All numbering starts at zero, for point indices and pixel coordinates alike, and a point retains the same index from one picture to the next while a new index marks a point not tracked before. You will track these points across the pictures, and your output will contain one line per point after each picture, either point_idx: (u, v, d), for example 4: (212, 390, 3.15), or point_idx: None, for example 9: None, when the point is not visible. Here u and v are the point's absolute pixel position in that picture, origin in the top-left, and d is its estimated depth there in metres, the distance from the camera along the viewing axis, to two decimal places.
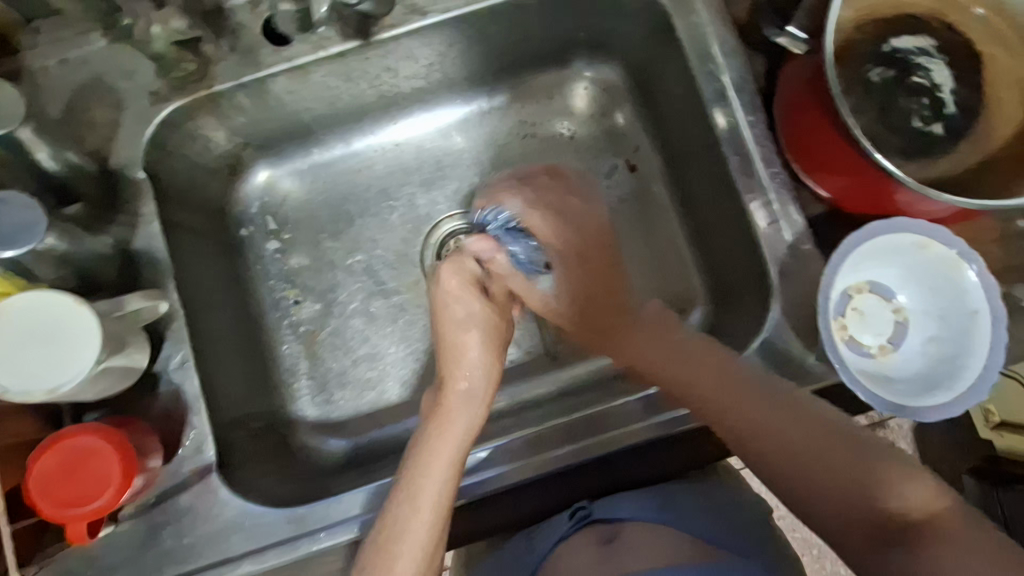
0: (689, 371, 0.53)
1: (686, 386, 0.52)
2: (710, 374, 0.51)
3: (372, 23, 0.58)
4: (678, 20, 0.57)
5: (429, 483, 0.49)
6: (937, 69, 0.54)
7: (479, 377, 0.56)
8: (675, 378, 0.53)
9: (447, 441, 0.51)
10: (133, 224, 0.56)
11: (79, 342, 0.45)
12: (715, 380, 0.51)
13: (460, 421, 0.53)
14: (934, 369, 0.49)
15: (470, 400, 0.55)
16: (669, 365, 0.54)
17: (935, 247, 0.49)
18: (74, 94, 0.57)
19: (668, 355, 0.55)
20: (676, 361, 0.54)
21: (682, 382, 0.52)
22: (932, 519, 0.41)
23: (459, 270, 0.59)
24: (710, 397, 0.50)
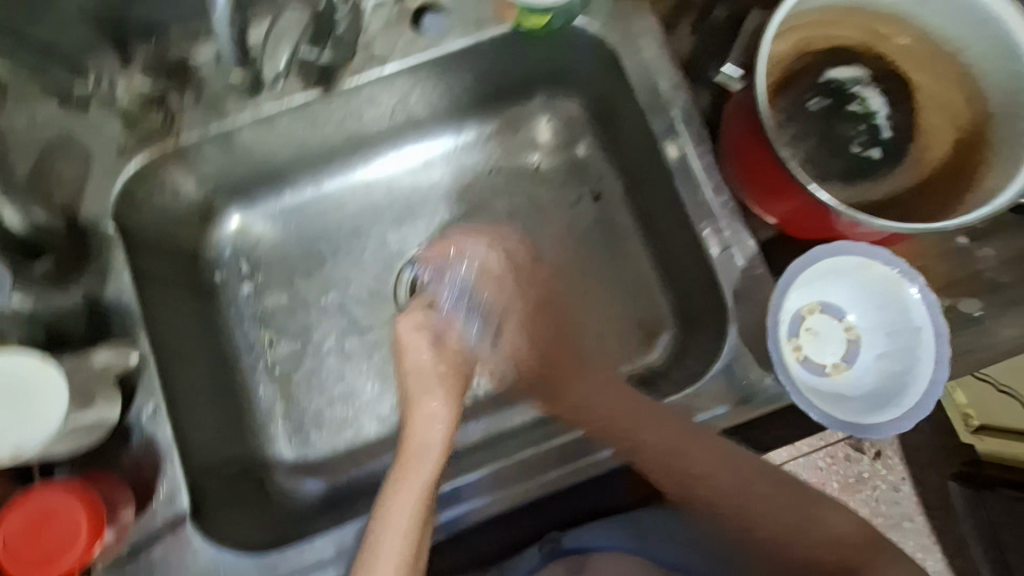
0: (641, 430, 0.55)
1: (643, 433, 0.56)
2: (660, 433, 0.55)
3: (334, 73, 0.60)
4: (627, 58, 0.60)
5: (389, 541, 0.49)
6: (871, 97, 0.57)
7: (441, 424, 0.57)
8: (626, 436, 0.56)
9: (408, 491, 0.51)
10: (102, 277, 0.56)
11: (47, 399, 0.46)
12: (676, 429, 0.55)
13: (423, 467, 0.53)
14: (885, 386, 0.51)
15: (433, 444, 0.55)
16: (619, 421, 0.56)
17: (877, 267, 0.51)
18: (39, 153, 0.57)
19: (616, 408, 0.58)
20: (622, 418, 0.57)
21: (634, 440, 0.55)
22: (854, 538, 0.53)
23: (416, 326, 0.63)
24: (659, 452, 0.55)
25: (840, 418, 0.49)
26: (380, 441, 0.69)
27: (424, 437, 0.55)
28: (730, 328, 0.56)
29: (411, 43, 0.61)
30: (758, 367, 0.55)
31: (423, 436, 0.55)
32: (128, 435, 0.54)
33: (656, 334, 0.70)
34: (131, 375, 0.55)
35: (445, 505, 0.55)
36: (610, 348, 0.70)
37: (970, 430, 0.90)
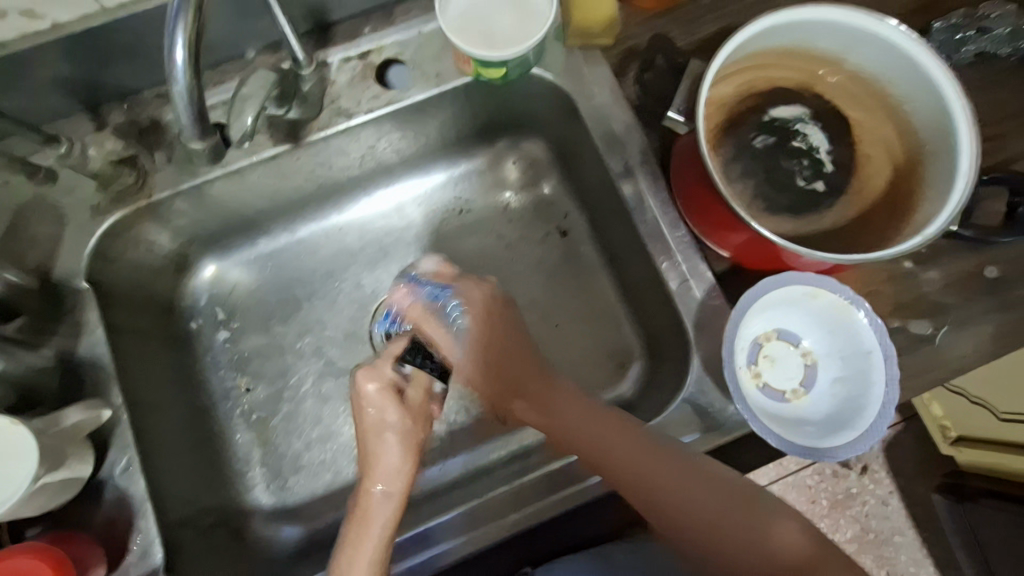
0: (609, 446, 0.54)
1: (597, 456, 0.55)
2: (628, 451, 0.53)
3: (302, 127, 0.62)
4: (582, 104, 0.63)
5: None
6: (813, 134, 0.60)
7: (395, 468, 0.54)
8: (595, 456, 0.55)
9: (366, 538, 0.50)
10: (76, 334, 0.57)
11: (16, 459, 0.46)
12: (628, 449, 0.54)
13: (381, 512, 0.51)
14: (842, 409, 0.52)
15: (386, 497, 0.52)
16: (587, 440, 0.56)
17: (824, 294, 0.53)
18: (13, 215, 0.59)
19: (588, 428, 0.57)
20: (591, 437, 0.56)
21: (601, 458, 0.54)
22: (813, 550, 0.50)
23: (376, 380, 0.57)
24: (628, 471, 0.53)
25: (799, 443, 0.50)
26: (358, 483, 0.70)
27: (386, 479, 0.53)
28: (692, 358, 0.58)
29: (375, 97, 0.64)
30: (721, 395, 0.57)
31: (381, 479, 0.53)
32: (101, 491, 0.54)
33: (627, 364, 0.71)
34: (103, 431, 0.55)
35: (419, 547, 0.55)
36: (583, 380, 0.71)
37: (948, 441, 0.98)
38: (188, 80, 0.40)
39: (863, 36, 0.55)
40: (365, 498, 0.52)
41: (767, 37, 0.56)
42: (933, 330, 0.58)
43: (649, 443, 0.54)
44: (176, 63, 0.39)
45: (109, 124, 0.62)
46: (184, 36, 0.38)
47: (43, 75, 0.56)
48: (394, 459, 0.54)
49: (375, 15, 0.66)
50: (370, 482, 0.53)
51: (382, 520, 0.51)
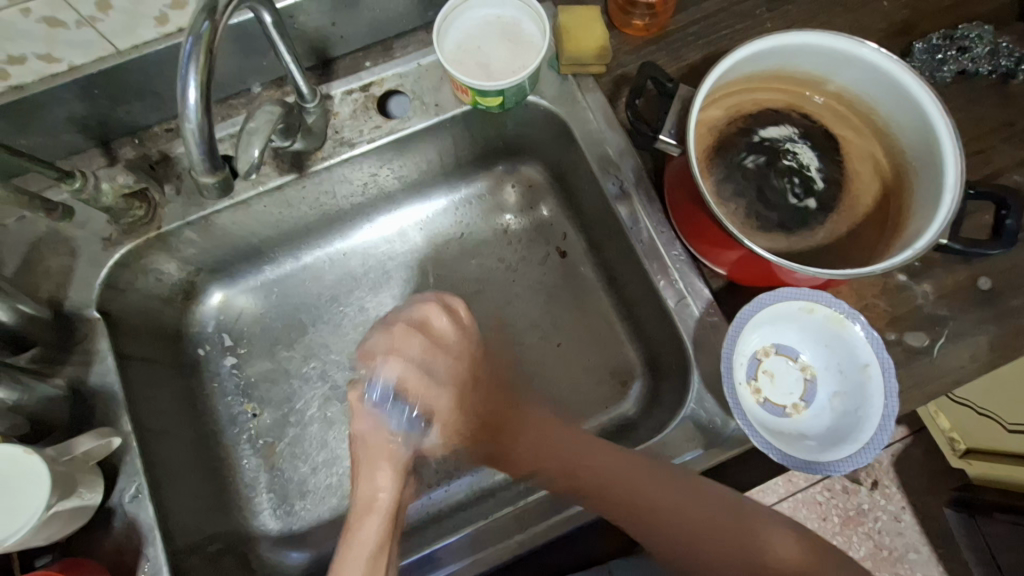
0: (606, 469, 0.55)
1: (582, 465, 0.56)
2: (625, 470, 0.54)
3: (306, 158, 0.64)
4: (577, 129, 0.65)
5: None
6: (802, 152, 0.62)
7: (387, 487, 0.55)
8: (592, 480, 0.55)
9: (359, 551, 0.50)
10: (87, 363, 0.59)
11: (28, 489, 0.45)
12: (610, 457, 0.56)
13: (375, 528, 0.52)
14: (840, 422, 0.53)
15: (376, 509, 0.53)
16: (583, 463, 0.56)
17: (818, 309, 0.54)
18: (30, 248, 0.61)
19: (581, 454, 0.57)
20: (586, 460, 0.56)
21: (598, 482, 0.55)
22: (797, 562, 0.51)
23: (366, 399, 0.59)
24: (625, 490, 0.54)
25: (801, 458, 0.50)
26: None
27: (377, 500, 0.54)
28: (692, 374, 0.59)
29: (376, 127, 0.66)
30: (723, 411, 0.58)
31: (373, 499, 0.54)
32: (111, 518, 0.55)
33: (629, 382, 0.72)
34: (114, 458, 0.56)
35: (424, 570, 0.56)
36: (585, 399, 0.72)
37: (958, 454, 1.00)
38: (201, 118, 0.42)
39: (844, 60, 0.57)
40: (360, 517, 0.53)
41: (754, 62, 0.58)
42: (930, 342, 0.59)
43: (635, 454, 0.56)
44: (188, 101, 0.41)
45: (120, 158, 0.65)
46: (195, 79, 0.40)
47: (59, 114, 0.59)
48: (388, 482, 0.55)
49: (376, 50, 0.69)
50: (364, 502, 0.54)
51: (377, 535, 0.51)
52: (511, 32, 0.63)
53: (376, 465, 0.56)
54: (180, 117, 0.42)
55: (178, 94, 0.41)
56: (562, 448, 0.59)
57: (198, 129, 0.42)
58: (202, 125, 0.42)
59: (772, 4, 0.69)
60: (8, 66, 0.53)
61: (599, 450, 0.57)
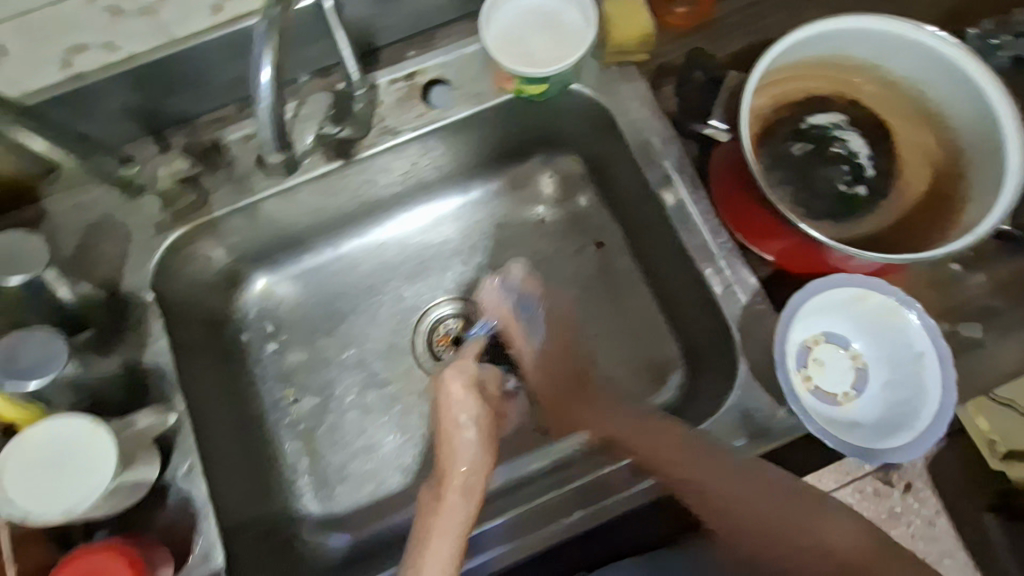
0: (668, 450, 0.55)
1: (650, 450, 0.56)
2: (701, 463, 0.54)
3: (351, 145, 0.65)
4: (619, 117, 0.65)
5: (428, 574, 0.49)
6: (852, 139, 0.61)
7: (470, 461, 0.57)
8: (669, 467, 0.55)
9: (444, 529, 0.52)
10: (139, 345, 0.60)
11: (94, 461, 0.47)
12: (675, 442, 0.56)
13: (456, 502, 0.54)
14: (892, 412, 0.52)
15: (468, 492, 0.55)
16: (649, 447, 0.57)
17: (872, 297, 0.54)
18: (85, 233, 0.63)
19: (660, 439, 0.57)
20: (666, 449, 0.56)
21: (675, 471, 0.54)
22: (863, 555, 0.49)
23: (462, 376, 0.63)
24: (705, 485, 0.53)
25: (854, 445, 0.50)
26: (403, 494, 0.71)
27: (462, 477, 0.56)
28: (739, 363, 0.58)
29: (420, 116, 0.67)
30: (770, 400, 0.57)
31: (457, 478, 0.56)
32: (166, 494, 0.56)
33: (667, 374, 0.72)
34: (168, 437, 0.58)
35: (469, 552, 0.56)
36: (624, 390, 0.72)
37: None
38: (272, 100, 0.43)
39: (899, 44, 0.56)
40: (445, 495, 0.54)
41: (804, 48, 0.57)
42: (983, 334, 0.57)
43: (697, 440, 0.55)
44: (263, 82, 0.42)
45: (171, 146, 0.66)
46: (270, 63, 0.41)
47: (116, 102, 0.61)
48: (469, 454, 0.58)
49: (418, 40, 0.69)
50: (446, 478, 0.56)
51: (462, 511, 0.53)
52: (555, 20, 0.63)
53: (466, 438, 0.59)
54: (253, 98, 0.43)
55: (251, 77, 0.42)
56: (642, 432, 0.59)
57: (269, 110, 0.44)
58: (273, 105, 0.44)
59: None
60: (72, 55, 0.55)
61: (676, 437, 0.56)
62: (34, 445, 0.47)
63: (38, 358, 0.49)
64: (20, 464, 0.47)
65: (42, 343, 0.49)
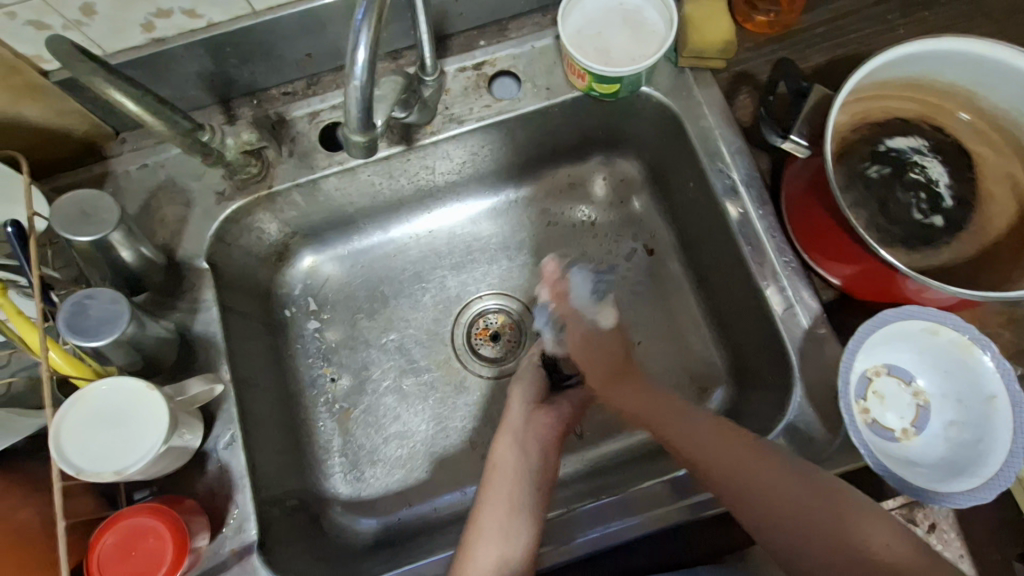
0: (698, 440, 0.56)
1: (688, 436, 0.56)
2: (740, 460, 0.53)
3: (415, 131, 0.65)
4: (688, 124, 0.64)
5: (486, 538, 0.53)
6: (931, 166, 0.58)
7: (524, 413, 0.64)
8: (750, 496, 0.52)
9: (494, 515, 0.55)
10: (193, 311, 0.61)
11: (147, 424, 0.47)
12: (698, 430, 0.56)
13: (519, 487, 0.57)
14: (956, 454, 0.50)
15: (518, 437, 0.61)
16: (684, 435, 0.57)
17: (945, 332, 0.52)
18: (149, 195, 0.64)
19: (741, 465, 0.53)
20: (744, 467, 0.52)
21: (741, 491, 0.52)
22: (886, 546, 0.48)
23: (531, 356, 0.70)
24: (733, 470, 0.53)
25: (911, 482, 0.48)
26: (433, 483, 0.71)
27: (517, 467, 0.59)
28: (793, 386, 0.57)
29: (486, 106, 0.66)
30: (821, 428, 0.56)
31: (509, 465, 0.59)
32: (206, 461, 0.57)
33: (710, 389, 0.70)
34: (213, 405, 0.58)
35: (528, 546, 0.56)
36: None
37: None
38: (366, 79, 0.43)
39: (998, 71, 0.54)
40: (499, 479, 0.58)
41: (894, 67, 0.56)
42: None
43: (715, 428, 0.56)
44: (358, 62, 0.42)
45: (239, 117, 0.66)
46: (366, 42, 0.41)
47: (190, 69, 0.61)
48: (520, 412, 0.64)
49: (490, 29, 0.68)
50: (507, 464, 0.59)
51: (521, 496, 0.57)
52: (634, 20, 0.62)
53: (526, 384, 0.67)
54: (347, 75, 0.43)
55: (348, 55, 0.42)
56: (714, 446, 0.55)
57: (361, 89, 0.43)
58: (365, 85, 0.43)
59: (907, 11, 0.65)
60: (156, 19, 0.55)
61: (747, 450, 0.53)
62: (87, 405, 0.47)
63: (103, 317, 0.50)
64: (69, 427, 0.46)
65: (106, 303, 0.50)
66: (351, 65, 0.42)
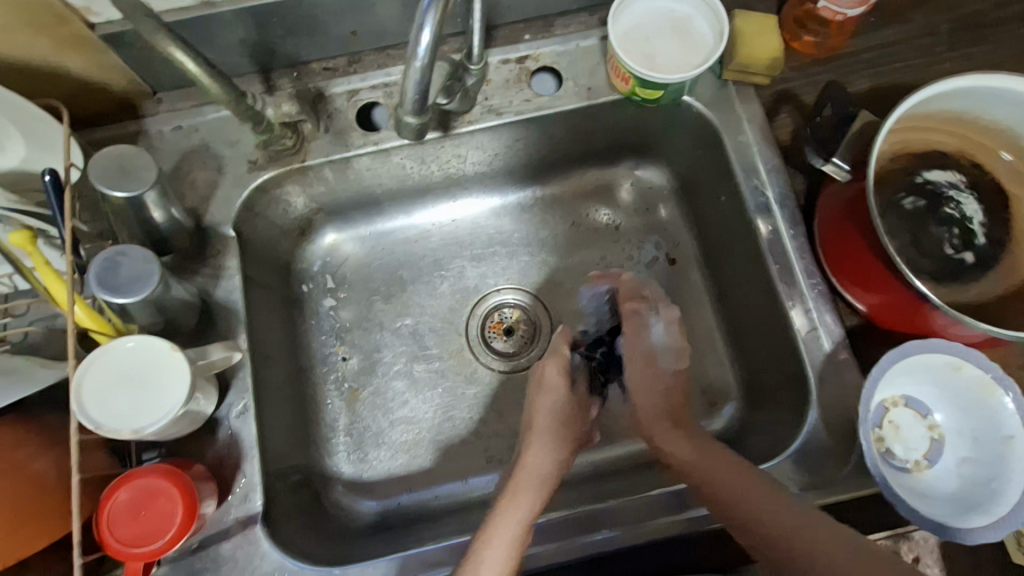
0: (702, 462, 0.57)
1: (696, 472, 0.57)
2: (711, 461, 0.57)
3: (453, 119, 0.65)
4: (727, 137, 0.64)
5: (494, 550, 0.51)
6: (966, 202, 0.58)
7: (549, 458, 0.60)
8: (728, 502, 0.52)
9: (509, 522, 0.53)
10: (216, 277, 0.61)
11: (169, 385, 0.47)
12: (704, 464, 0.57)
13: (529, 501, 0.55)
14: (967, 490, 0.51)
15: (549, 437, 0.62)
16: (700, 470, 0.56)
17: (968, 368, 0.52)
18: (181, 158, 0.63)
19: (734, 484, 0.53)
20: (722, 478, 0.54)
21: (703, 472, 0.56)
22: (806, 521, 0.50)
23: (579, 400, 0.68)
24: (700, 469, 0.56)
25: (922, 514, 0.49)
26: (434, 471, 0.71)
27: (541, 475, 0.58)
28: (810, 408, 0.57)
29: (526, 101, 0.66)
30: (832, 452, 0.56)
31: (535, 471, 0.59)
32: (216, 429, 0.57)
33: (721, 403, 0.70)
34: (229, 373, 0.58)
35: None
36: None
37: None
38: (427, 61, 0.43)
39: None
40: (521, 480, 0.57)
41: (941, 99, 0.56)
42: None
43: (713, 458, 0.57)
44: (421, 42, 0.42)
45: (277, 88, 0.66)
46: (432, 23, 0.41)
47: (234, 36, 0.61)
48: (544, 462, 0.60)
49: (536, 23, 0.68)
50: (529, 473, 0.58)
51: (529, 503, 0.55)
52: (683, 28, 0.62)
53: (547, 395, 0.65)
54: (409, 55, 0.43)
55: (412, 35, 0.42)
56: (715, 469, 0.55)
57: (421, 70, 0.44)
58: (426, 65, 0.44)
59: (955, 44, 0.65)
60: None
61: (771, 498, 0.52)
62: (111, 360, 0.47)
63: (134, 275, 0.50)
64: (93, 378, 0.46)
65: (138, 262, 0.50)
66: (414, 46, 0.42)
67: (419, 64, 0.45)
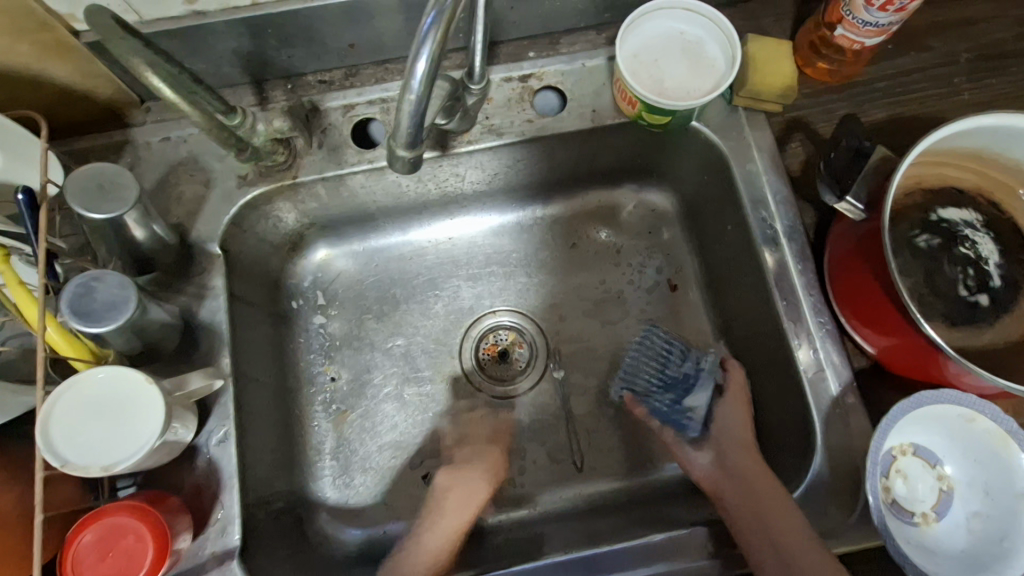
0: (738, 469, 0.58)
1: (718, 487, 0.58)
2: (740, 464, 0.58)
3: (451, 138, 0.63)
4: (735, 165, 0.61)
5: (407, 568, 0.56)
6: (982, 242, 0.56)
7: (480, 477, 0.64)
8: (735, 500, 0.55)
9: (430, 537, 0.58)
10: (200, 297, 0.58)
11: (141, 419, 0.45)
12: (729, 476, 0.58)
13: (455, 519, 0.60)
14: (978, 548, 0.48)
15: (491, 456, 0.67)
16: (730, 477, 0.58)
17: (981, 420, 0.50)
18: (167, 171, 0.61)
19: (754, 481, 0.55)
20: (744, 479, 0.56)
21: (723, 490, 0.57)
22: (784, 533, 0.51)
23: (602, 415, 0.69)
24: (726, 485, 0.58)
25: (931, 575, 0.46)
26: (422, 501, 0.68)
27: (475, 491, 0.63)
28: (815, 453, 0.55)
29: (528, 121, 0.64)
30: (836, 500, 0.54)
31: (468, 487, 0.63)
32: (195, 457, 0.55)
33: None
34: (210, 398, 0.56)
35: None
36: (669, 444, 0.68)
37: None
38: (422, 91, 0.41)
39: None
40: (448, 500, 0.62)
41: (960, 136, 0.54)
42: None
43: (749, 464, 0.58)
44: (416, 73, 0.40)
45: (271, 100, 0.64)
46: (429, 53, 0.39)
47: (226, 46, 0.58)
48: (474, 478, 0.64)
49: (541, 41, 0.66)
50: (458, 488, 0.62)
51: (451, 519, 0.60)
52: (693, 52, 0.59)
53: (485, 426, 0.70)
54: (403, 86, 0.41)
55: (407, 62, 0.40)
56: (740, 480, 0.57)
57: (416, 101, 0.41)
58: (421, 97, 0.41)
59: (974, 76, 0.63)
60: None
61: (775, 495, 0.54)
62: (81, 392, 0.44)
63: (109, 301, 0.47)
64: (61, 412, 0.43)
65: (113, 287, 0.48)
66: (409, 75, 0.39)
67: (413, 96, 0.42)
